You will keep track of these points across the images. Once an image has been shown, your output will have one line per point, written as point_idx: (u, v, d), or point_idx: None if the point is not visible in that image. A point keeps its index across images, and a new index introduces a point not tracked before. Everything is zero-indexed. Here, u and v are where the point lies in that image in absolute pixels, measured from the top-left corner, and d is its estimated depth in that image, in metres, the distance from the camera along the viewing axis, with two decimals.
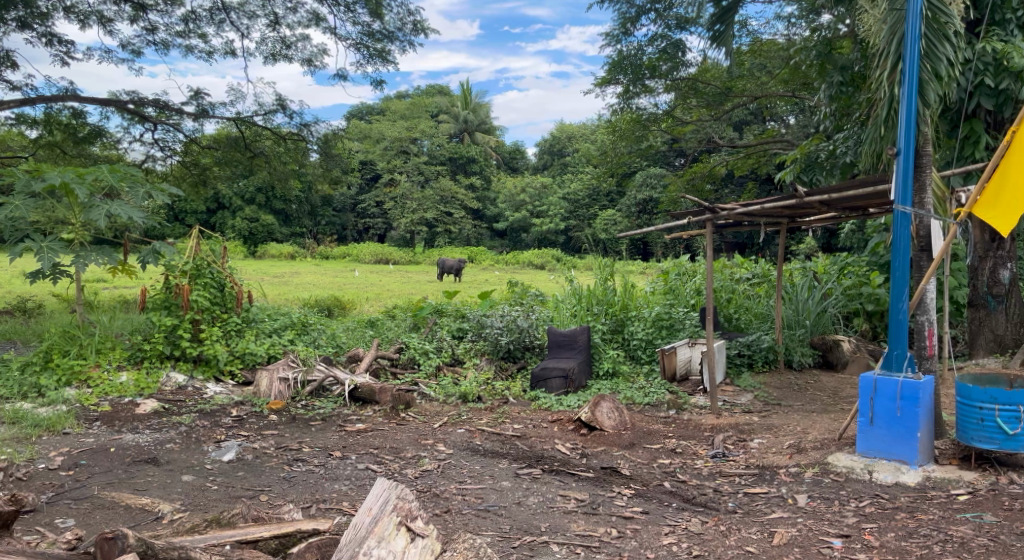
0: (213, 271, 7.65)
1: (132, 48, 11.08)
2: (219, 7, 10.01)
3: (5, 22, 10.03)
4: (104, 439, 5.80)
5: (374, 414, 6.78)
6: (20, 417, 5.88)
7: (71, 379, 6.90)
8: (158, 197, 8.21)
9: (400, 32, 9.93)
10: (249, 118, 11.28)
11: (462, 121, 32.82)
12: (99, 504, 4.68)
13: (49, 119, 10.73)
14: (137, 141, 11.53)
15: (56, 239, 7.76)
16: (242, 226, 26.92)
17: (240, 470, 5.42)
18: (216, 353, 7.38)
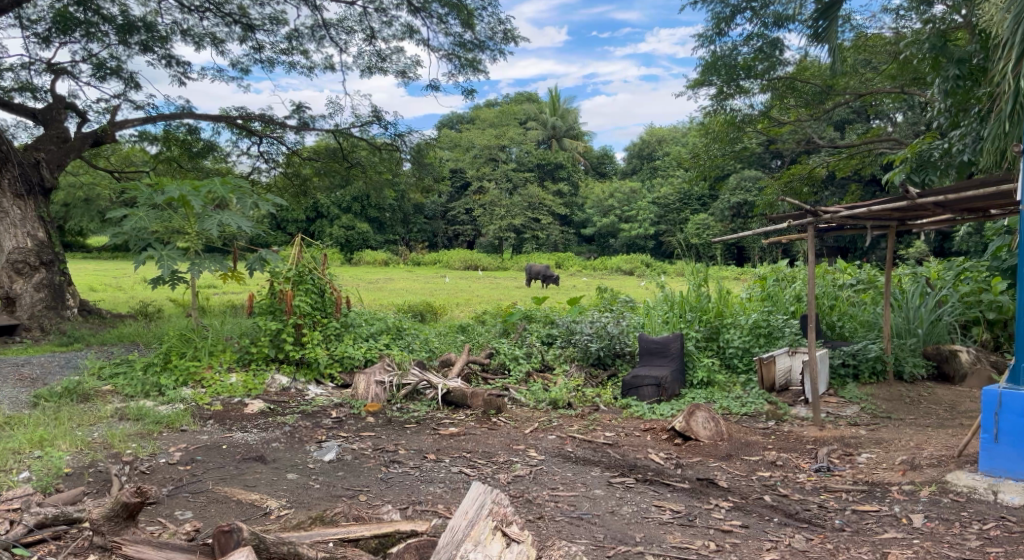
0: (315, 277, 7.99)
1: (241, 66, 11.73)
2: (320, 24, 10.46)
3: (129, 46, 10.84)
4: (216, 437, 6.14)
5: (467, 418, 6.88)
6: (143, 414, 6.32)
7: (187, 379, 7.36)
8: (264, 207, 8.65)
9: (491, 41, 10.07)
10: (347, 130, 11.71)
11: (551, 127, 33.17)
12: (214, 498, 4.97)
13: (168, 135, 11.49)
14: (245, 154, 12.19)
15: (174, 248, 8.32)
16: (339, 234, 27.94)
17: (340, 470, 5.62)
18: (317, 356, 7.70)
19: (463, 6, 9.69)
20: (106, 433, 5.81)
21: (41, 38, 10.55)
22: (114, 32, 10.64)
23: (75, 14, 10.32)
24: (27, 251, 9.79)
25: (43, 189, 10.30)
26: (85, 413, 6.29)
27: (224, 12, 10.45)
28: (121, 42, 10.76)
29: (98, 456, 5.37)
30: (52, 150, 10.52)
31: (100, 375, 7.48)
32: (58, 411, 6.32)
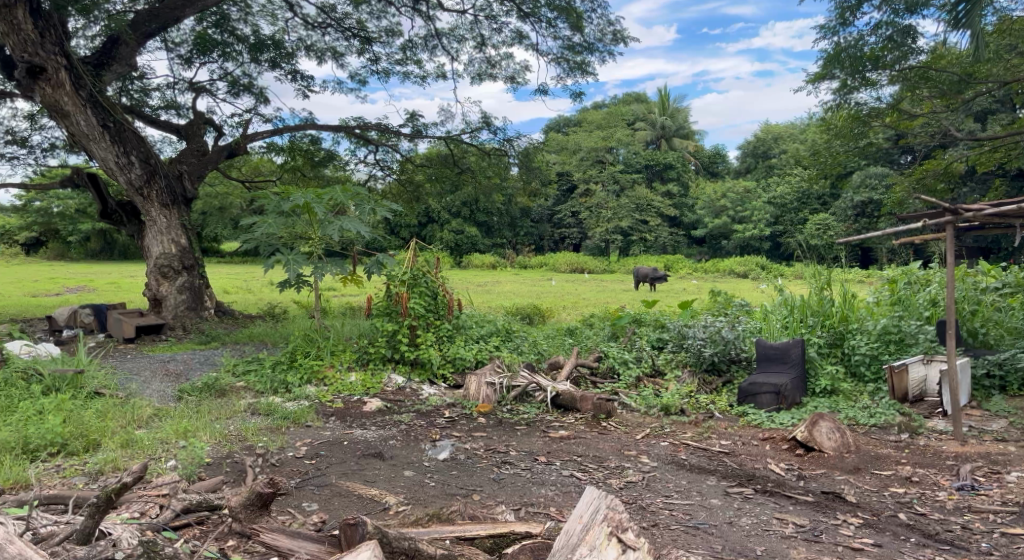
0: (428, 280, 8.23)
1: (360, 78, 12.27)
2: (432, 34, 10.76)
3: (260, 63, 11.58)
4: (338, 433, 6.43)
5: (577, 422, 6.86)
6: (273, 410, 6.72)
7: (311, 377, 7.78)
8: (381, 212, 9.01)
9: (600, 43, 10.02)
10: (458, 136, 11.98)
11: (660, 127, 32.60)
12: (337, 492, 5.20)
13: (293, 146, 12.19)
14: (363, 162, 12.73)
15: (299, 253, 8.81)
16: (449, 238, 28.64)
17: (454, 469, 5.74)
18: (431, 357, 7.90)
19: (572, 9, 9.70)
20: (241, 426, 6.23)
21: (183, 59, 11.44)
22: (247, 51, 11.40)
23: (213, 36, 11.15)
24: (171, 256, 10.64)
25: (185, 200, 11.17)
26: (223, 407, 6.75)
27: (344, 28, 10.97)
28: (253, 60, 11.51)
29: (234, 448, 5.76)
30: (193, 163, 11.40)
31: (234, 372, 8.01)
32: (199, 404, 6.83)
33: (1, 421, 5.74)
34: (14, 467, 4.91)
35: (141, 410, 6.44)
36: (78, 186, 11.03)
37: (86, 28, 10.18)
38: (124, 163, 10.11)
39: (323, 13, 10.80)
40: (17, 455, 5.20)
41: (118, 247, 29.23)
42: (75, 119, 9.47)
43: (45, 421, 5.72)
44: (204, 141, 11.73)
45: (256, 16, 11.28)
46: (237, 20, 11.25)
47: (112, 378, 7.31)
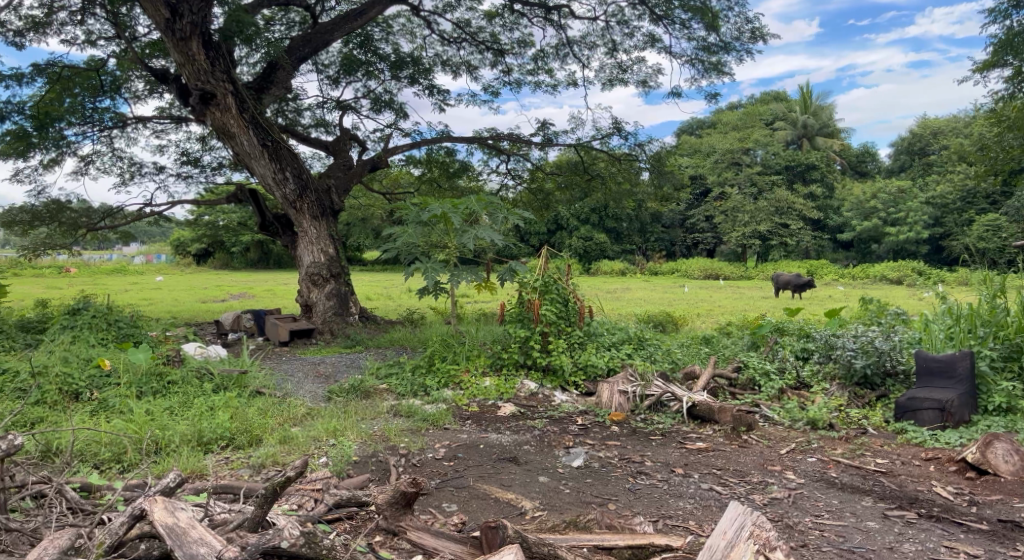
0: (559, 287, 8.29)
1: (492, 89, 12.58)
2: (564, 42, 10.84)
3: (400, 79, 12.14)
4: (474, 436, 6.58)
5: (715, 434, 6.63)
6: (413, 412, 6.99)
7: (447, 381, 8.04)
8: (514, 220, 9.14)
9: (737, 41, 9.68)
10: (589, 142, 11.99)
11: (801, 126, 31.04)
12: (475, 494, 5.32)
13: (430, 158, 12.70)
14: (495, 172, 13.02)
15: (437, 261, 9.14)
16: (578, 244, 28.70)
17: (589, 476, 5.71)
18: (562, 364, 7.90)
19: (708, 9, 9.43)
20: (384, 427, 6.52)
21: (332, 80, 12.21)
22: (388, 69, 12.01)
23: (358, 56, 11.84)
24: (320, 265, 11.35)
25: (333, 212, 11.90)
26: (368, 408, 7.11)
27: (478, 41, 11.28)
28: (393, 77, 12.10)
29: (378, 447, 6.04)
30: (340, 177, 12.14)
31: (378, 374, 8.43)
32: (346, 405, 7.23)
33: (180, 415, 6.35)
34: (190, 457, 5.42)
35: (296, 408, 6.90)
36: (241, 201, 12.02)
37: (248, 56, 11.10)
38: (280, 178, 10.93)
39: (459, 28, 11.16)
40: (193, 447, 5.73)
41: (273, 256, 31.63)
42: (240, 140, 10.35)
43: (215, 417, 6.27)
44: (349, 156, 12.46)
45: (396, 35, 11.86)
46: (380, 40, 11.87)
47: (271, 378, 7.88)
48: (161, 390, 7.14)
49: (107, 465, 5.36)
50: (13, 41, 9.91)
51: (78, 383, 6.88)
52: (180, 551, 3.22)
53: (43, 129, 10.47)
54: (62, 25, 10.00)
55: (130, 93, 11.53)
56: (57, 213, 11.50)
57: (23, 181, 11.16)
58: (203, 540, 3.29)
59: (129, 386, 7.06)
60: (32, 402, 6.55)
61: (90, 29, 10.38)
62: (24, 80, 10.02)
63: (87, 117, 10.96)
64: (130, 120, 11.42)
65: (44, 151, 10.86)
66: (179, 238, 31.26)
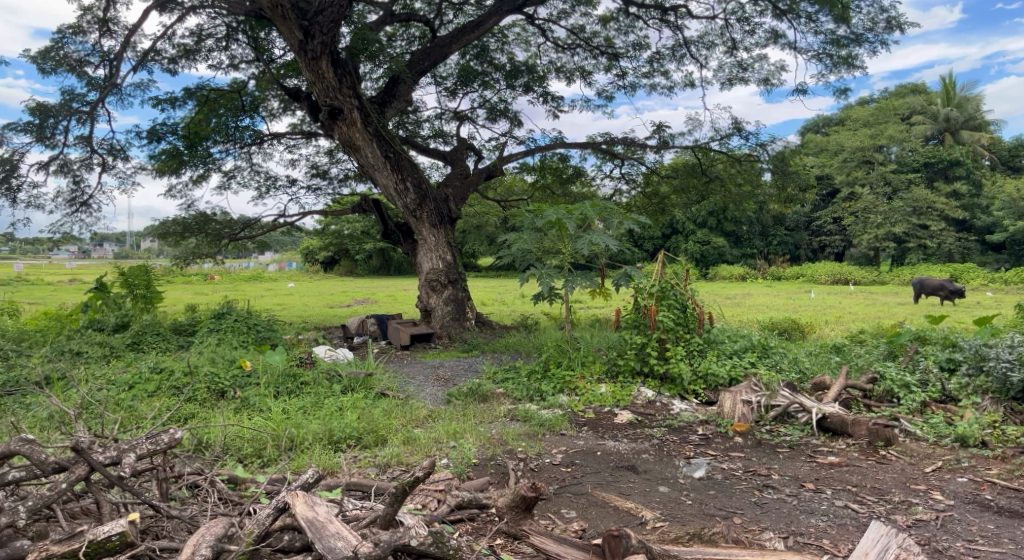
0: (677, 292, 8.09)
1: (607, 94, 12.53)
2: (681, 43, 10.63)
3: (515, 88, 12.32)
4: (592, 443, 6.55)
5: (848, 448, 6.25)
6: (530, 416, 7.05)
7: (563, 387, 8.04)
8: (630, 225, 9.04)
9: (871, 33, 9.14)
10: (707, 144, 11.69)
11: (943, 120, 28.85)
12: (594, 501, 5.28)
13: (544, 165, 12.80)
14: (609, 177, 12.95)
15: (552, 266, 9.19)
16: (695, 249, 27.98)
17: (712, 488, 5.53)
18: (681, 372, 7.71)
19: (836, 0, 8.96)
20: (502, 431, 6.61)
21: (449, 91, 12.56)
22: (503, 78, 12.22)
23: (475, 67, 12.13)
24: (439, 271, 11.71)
25: (450, 219, 12.24)
26: (486, 412, 7.25)
27: (593, 47, 11.26)
28: (508, 86, 12.29)
29: (497, 450, 6.14)
30: (457, 186, 12.46)
31: (494, 379, 8.56)
32: (465, 408, 7.39)
33: (313, 414, 6.72)
34: (323, 455, 5.72)
35: (418, 411, 7.12)
36: (365, 210, 12.58)
37: (372, 72, 11.64)
38: (401, 188, 11.38)
39: (573, 34, 11.19)
40: (325, 445, 6.04)
41: (394, 263, 32.93)
42: (364, 152, 10.88)
43: (344, 417, 6.59)
44: (466, 165, 12.79)
45: (512, 45, 12.05)
46: (495, 50, 12.12)
47: (395, 380, 8.20)
48: (296, 390, 7.58)
49: (250, 460, 5.74)
50: (168, 68, 10.85)
51: (224, 382, 7.43)
52: (320, 544, 3.44)
53: (193, 147, 11.41)
54: (209, 51, 10.86)
55: (267, 111, 12.34)
56: (204, 225, 12.49)
57: (175, 196, 12.19)
58: (340, 534, 3.50)
59: (268, 386, 7.56)
60: (185, 398, 7.13)
61: (233, 54, 11.22)
62: (177, 103, 10.96)
63: (230, 135, 11.85)
64: (267, 137, 12.24)
65: (192, 167, 11.82)
66: (308, 246, 33.14)
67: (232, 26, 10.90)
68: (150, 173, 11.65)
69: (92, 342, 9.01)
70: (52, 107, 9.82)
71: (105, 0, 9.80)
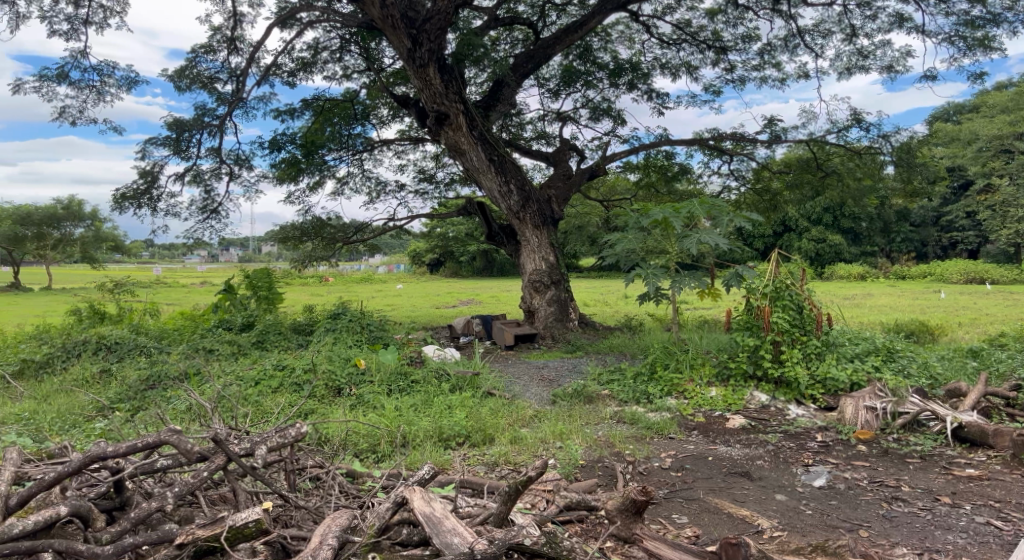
0: (792, 293, 7.70)
1: (714, 89, 12.19)
2: (794, 32, 10.18)
3: (618, 86, 12.22)
4: (702, 448, 6.37)
5: (989, 461, 5.79)
6: (637, 419, 6.95)
7: (671, 389, 7.87)
8: (741, 224, 8.73)
9: (1011, 12, 8.42)
10: (823, 137, 11.15)
11: None
12: (706, 507, 5.14)
13: (649, 163, 12.59)
14: (716, 174, 12.59)
15: (658, 266, 9.02)
16: (809, 247, 26.76)
17: (834, 498, 5.26)
18: (797, 376, 7.36)
19: None
20: (609, 433, 6.56)
21: (552, 93, 12.59)
22: (607, 77, 12.13)
23: (578, 67, 12.11)
24: (542, 272, 11.76)
25: (553, 221, 12.28)
26: (592, 413, 7.21)
27: (699, 41, 10.98)
28: (612, 84, 12.20)
29: (604, 452, 6.09)
30: (560, 186, 12.48)
31: (600, 380, 8.51)
32: (571, 409, 7.38)
33: (423, 412, 6.91)
34: (433, 452, 5.87)
35: (524, 410, 7.19)
36: (469, 213, 12.80)
37: (477, 77, 11.85)
38: (505, 190, 11.52)
39: (679, 29, 10.95)
40: (436, 442, 6.20)
41: (497, 264, 33.42)
42: (469, 155, 11.10)
43: (453, 416, 6.74)
44: (569, 166, 12.79)
45: (615, 43, 11.94)
46: (599, 49, 12.05)
47: (501, 380, 8.29)
48: (407, 387, 7.81)
49: (365, 455, 5.96)
50: (287, 80, 11.46)
51: (341, 380, 7.78)
52: (438, 539, 3.53)
53: (310, 155, 12.00)
54: (324, 63, 11.38)
55: (377, 118, 12.81)
56: (319, 229, 13.11)
57: (294, 202, 12.86)
58: (456, 530, 3.57)
59: (381, 383, 7.85)
60: (305, 395, 7.50)
61: (346, 65, 11.71)
62: (296, 114, 11.55)
63: (343, 142, 12.38)
64: (377, 143, 12.70)
65: (309, 174, 12.43)
66: (416, 248, 34.16)
67: (346, 38, 11.39)
68: (270, 180, 12.33)
69: (222, 341, 9.65)
70: (187, 121, 10.59)
71: (233, 20, 10.47)
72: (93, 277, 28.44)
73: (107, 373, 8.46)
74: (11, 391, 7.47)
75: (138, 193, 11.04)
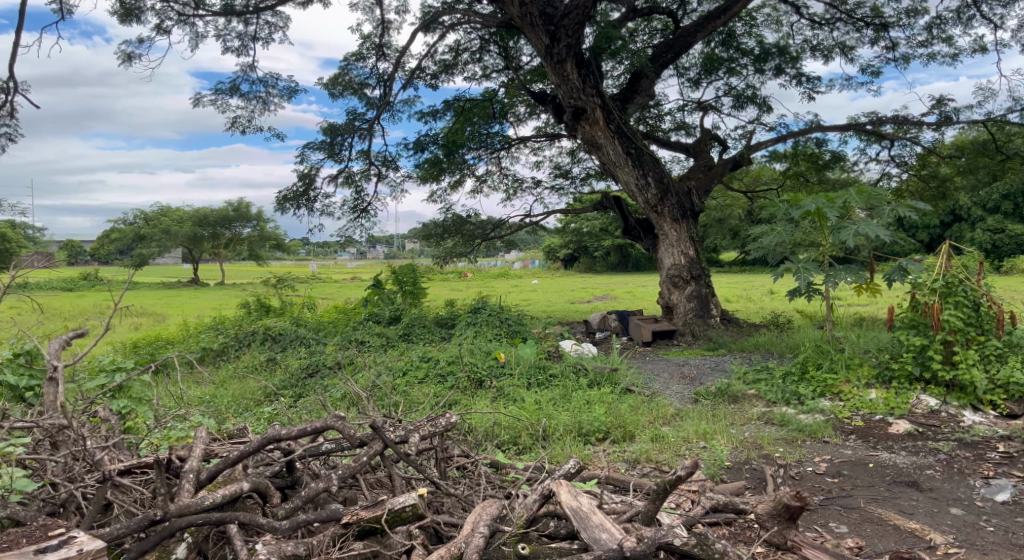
0: (966, 289, 6.98)
1: (872, 69, 11.34)
2: (969, 2, 9.25)
3: (764, 72, 11.65)
4: (862, 453, 5.94)
5: None
6: (787, 421, 6.59)
7: (825, 390, 7.41)
8: (906, 213, 8.04)
9: None
10: (1003, 116, 10.07)
11: None
12: (868, 517, 4.79)
13: (798, 152, 11.93)
14: (874, 160, 11.72)
15: (810, 260, 8.51)
16: (984, 238, 24.28)
17: (1021, 516, 4.74)
18: (973, 379, 6.69)
19: None
20: (757, 433, 6.28)
21: (693, 82, 12.23)
22: (752, 63, 11.60)
23: (721, 54, 11.68)
24: (681, 267, 11.45)
25: (693, 213, 11.92)
26: (738, 414, 6.93)
27: (856, 19, 10.23)
28: (757, 70, 11.66)
29: (752, 454, 5.84)
30: (701, 178, 12.11)
31: (745, 379, 8.15)
32: (716, 408, 7.13)
33: (563, 406, 6.94)
34: (575, 446, 5.88)
35: (666, 408, 7.03)
36: (606, 207, 12.68)
37: (614, 69, 11.72)
38: (642, 184, 11.31)
39: (832, 8, 10.26)
40: (576, 437, 6.20)
41: (633, 259, 32.98)
42: (606, 149, 10.98)
43: (593, 411, 6.70)
44: (710, 157, 12.36)
45: (761, 27, 11.38)
46: (743, 34, 11.54)
47: (640, 377, 8.16)
48: (545, 381, 7.88)
49: (507, 446, 6.07)
50: (430, 83, 11.87)
51: (482, 372, 7.97)
52: (585, 533, 3.52)
53: (451, 155, 12.38)
54: (465, 64, 11.69)
55: (515, 116, 13.00)
56: (460, 226, 13.50)
57: (436, 201, 13.32)
58: (604, 526, 3.55)
59: (521, 376, 7.96)
60: (449, 386, 7.75)
61: (485, 65, 11.97)
62: (438, 115, 11.95)
63: (482, 141, 12.68)
64: (514, 141, 12.89)
65: (450, 173, 12.82)
66: (550, 244, 34.44)
67: (485, 38, 11.63)
68: (414, 180, 12.83)
69: (372, 333, 10.20)
70: (340, 126, 11.24)
71: (380, 28, 10.99)
72: (259, 273, 31.12)
73: (273, 361, 9.19)
74: (194, 376, 8.29)
75: (298, 195, 11.88)
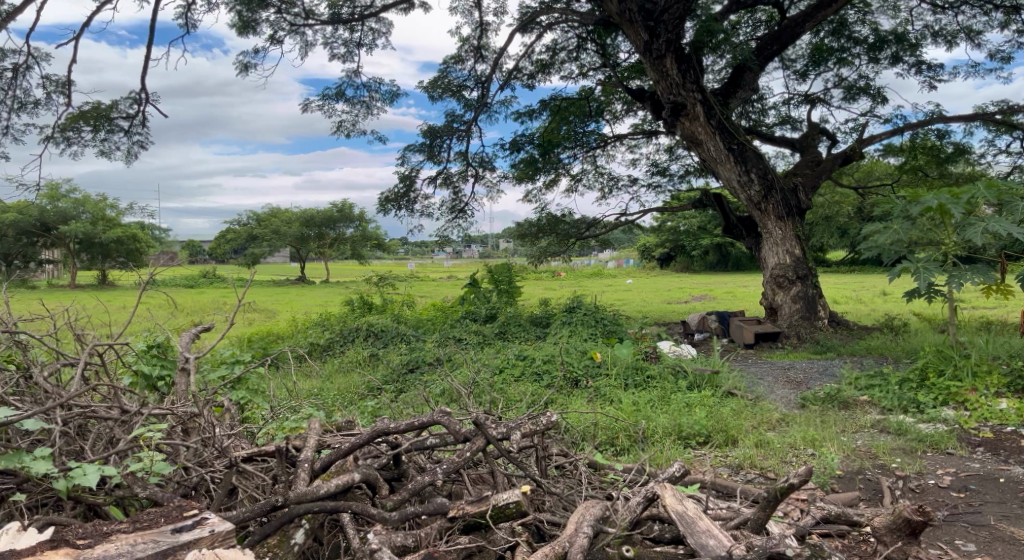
0: None
1: (1002, 54, 10.51)
2: None
3: (879, 61, 11.02)
4: (991, 468, 5.50)
5: None
6: (905, 430, 6.20)
7: (947, 398, 6.91)
8: None
9: None
10: None
11: None
12: (1000, 536, 4.43)
13: (916, 145, 11.22)
14: (1004, 153, 10.86)
15: (931, 259, 7.95)
16: None
17: None
18: None
19: None
20: (871, 443, 5.93)
21: (799, 74, 11.72)
22: (865, 52, 11.00)
23: (831, 44, 11.14)
24: (786, 267, 11.00)
25: (800, 211, 11.42)
26: (849, 421, 6.58)
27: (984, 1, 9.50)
28: (871, 60, 11.04)
29: (866, 464, 5.53)
30: (808, 174, 11.59)
31: (857, 385, 7.72)
32: (825, 415, 6.80)
33: (662, 408, 6.80)
34: (675, 450, 5.75)
35: (771, 413, 6.77)
36: (705, 205, 12.34)
37: (715, 64, 11.39)
38: (745, 181, 10.93)
39: None
40: (675, 440, 6.07)
41: (732, 259, 31.95)
42: (707, 146, 10.69)
43: (694, 414, 6.53)
44: (818, 151, 11.81)
45: (876, 14, 10.76)
46: (856, 22, 10.95)
47: (743, 380, 7.89)
48: (643, 382, 7.74)
49: (604, 447, 6.01)
50: (527, 83, 11.93)
51: (578, 372, 7.93)
52: (692, 538, 3.42)
53: (547, 154, 12.39)
54: (562, 63, 11.67)
55: (611, 114, 12.86)
56: (555, 226, 13.49)
57: (532, 200, 13.37)
58: (711, 533, 3.44)
59: (618, 376, 7.87)
60: (545, 385, 7.75)
61: (582, 63, 11.91)
62: (534, 115, 12.01)
63: (579, 140, 12.63)
64: (611, 139, 12.78)
65: (546, 173, 12.83)
66: (646, 243, 33.89)
67: (582, 36, 11.57)
68: (511, 180, 12.93)
69: (469, 331, 10.36)
70: (439, 128, 11.48)
71: (479, 30, 11.14)
72: (360, 272, 32.24)
73: (375, 357, 9.49)
74: (303, 370, 8.67)
75: (399, 196, 12.22)
